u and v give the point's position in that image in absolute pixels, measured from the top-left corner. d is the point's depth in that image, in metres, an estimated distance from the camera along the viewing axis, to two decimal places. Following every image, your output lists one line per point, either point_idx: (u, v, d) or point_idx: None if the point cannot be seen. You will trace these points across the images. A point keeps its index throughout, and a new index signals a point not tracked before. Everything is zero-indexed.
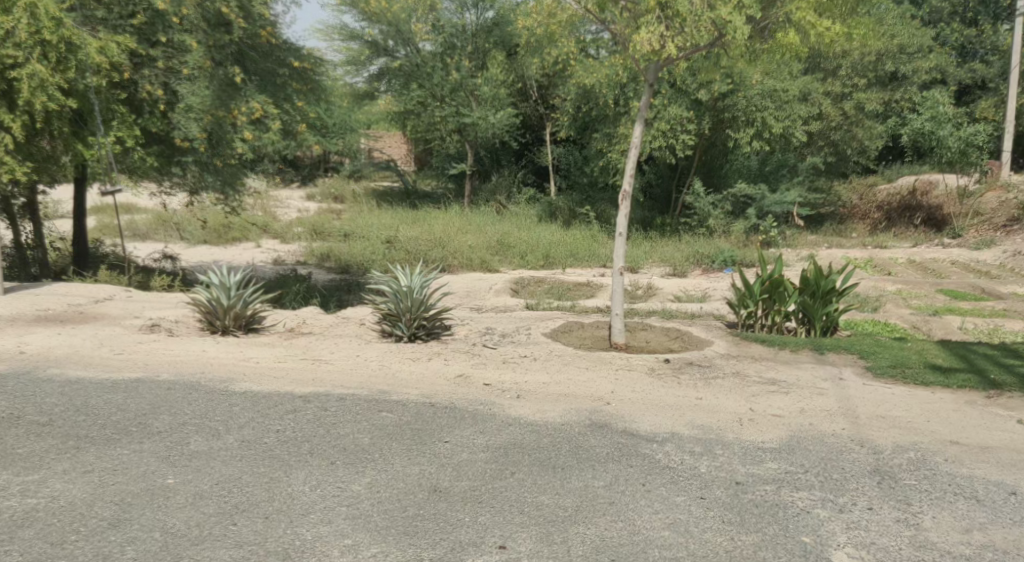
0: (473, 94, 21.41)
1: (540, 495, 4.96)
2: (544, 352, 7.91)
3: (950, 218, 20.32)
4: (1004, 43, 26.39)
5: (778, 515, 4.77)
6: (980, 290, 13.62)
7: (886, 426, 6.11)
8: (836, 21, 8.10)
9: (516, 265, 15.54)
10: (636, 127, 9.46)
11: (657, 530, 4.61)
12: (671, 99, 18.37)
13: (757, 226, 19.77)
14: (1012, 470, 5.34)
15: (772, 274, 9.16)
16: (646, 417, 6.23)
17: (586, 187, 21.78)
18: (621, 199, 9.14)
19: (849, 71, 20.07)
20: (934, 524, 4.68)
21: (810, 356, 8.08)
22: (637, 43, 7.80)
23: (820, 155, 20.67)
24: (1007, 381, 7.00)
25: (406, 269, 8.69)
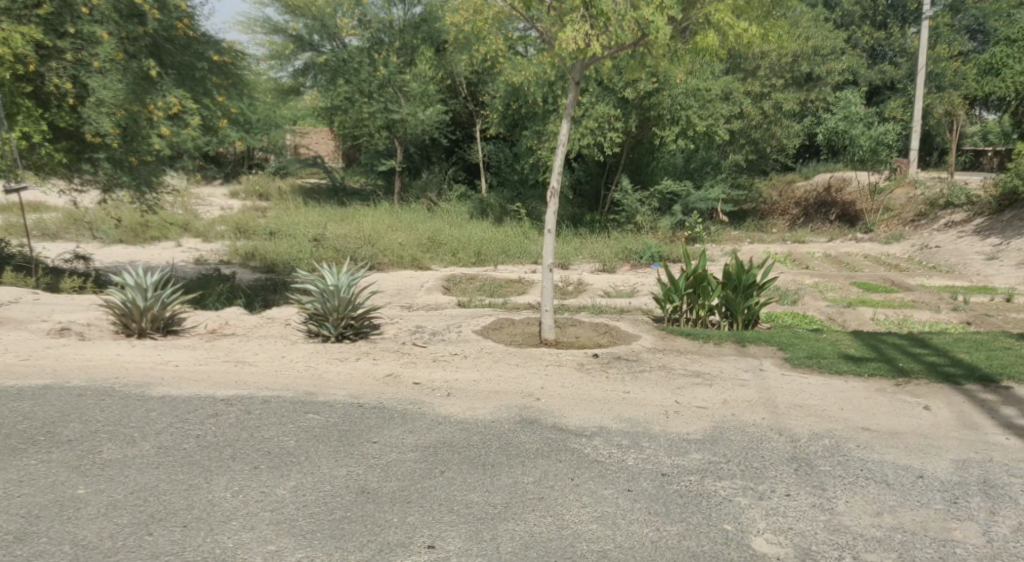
0: (402, 90, 21.18)
1: (469, 493, 4.96)
2: (474, 349, 7.91)
3: (863, 214, 21.09)
4: (911, 46, 27.68)
5: (702, 505, 4.88)
6: (890, 283, 14.19)
7: (803, 415, 6.33)
8: (753, 23, 8.34)
9: (446, 261, 15.47)
10: (564, 124, 9.52)
11: (585, 524, 4.66)
12: (598, 97, 18.59)
13: (683, 222, 20.22)
14: (919, 454, 5.58)
15: (696, 269, 9.35)
16: (575, 412, 6.29)
17: (517, 184, 21.89)
18: (550, 196, 9.20)
19: (767, 71, 20.63)
20: (847, 508, 4.86)
21: (733, 348, 8.30)
22: (563, 41, 7.85)
23: (742, 152, 21.37)
24: (914, 369, 7.33)
25: (332, 268, 8.55)
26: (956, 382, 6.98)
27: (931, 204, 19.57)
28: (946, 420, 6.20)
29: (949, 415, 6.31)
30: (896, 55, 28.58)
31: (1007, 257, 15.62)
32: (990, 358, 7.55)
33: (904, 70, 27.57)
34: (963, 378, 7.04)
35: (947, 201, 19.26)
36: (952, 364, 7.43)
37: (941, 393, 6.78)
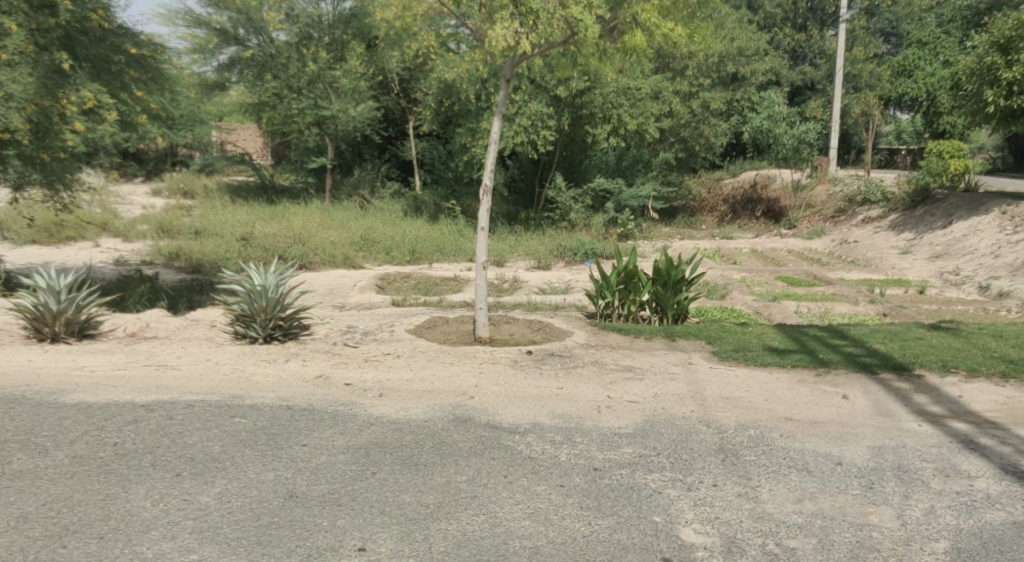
0: (332, 86, 20.78)
1: (402, 494, 4.91)
2: (408, 348, 7.85)
3: (787, 210, 21.73)
4: (830, 48, 28.71)
5: (633, 498, 4.95)
6: (813, 277, 14.65)
7: (729, 407, 6.48)
8: (678, 23, 8.50)
9: (379, 260, 15.31)
10: (495, 122, 9.48)
11: (518, 521, 4.67)
12: (531, 95, 18.65)
13: (616, 219, 20.49)
14: (839, 442, 5.77)
15: (627, 265, 9.47)
16: (508, 409, 6.30)
17: (451, 181, 21.77)
18: (483, 194, 9.14)
19: (695, 71, 20.85)
20: (770, 496, 5.00)
21: (664, 342, 8.45)
22: (493, 38, 7.83)
23: (671, 150, 21.63)
24: (833, 360, 7.59)
25: (259, 268, 8.36)
26: (872, 372, 7.25)
27: (850, 200, 20.29)
28: (863, 409, 6.44)
29: (866, 403, 6.55)
30: (815, 56, 29.54)
31: (921, 250, 16.27)
32: (903, 348, 7.87)
33: (823, 71, 28.52)
34: (879, 368, 7.32)
35: (864, 198, 19.97)
36: (869, 355, 7.71)
37: (859, 382, 7.02)
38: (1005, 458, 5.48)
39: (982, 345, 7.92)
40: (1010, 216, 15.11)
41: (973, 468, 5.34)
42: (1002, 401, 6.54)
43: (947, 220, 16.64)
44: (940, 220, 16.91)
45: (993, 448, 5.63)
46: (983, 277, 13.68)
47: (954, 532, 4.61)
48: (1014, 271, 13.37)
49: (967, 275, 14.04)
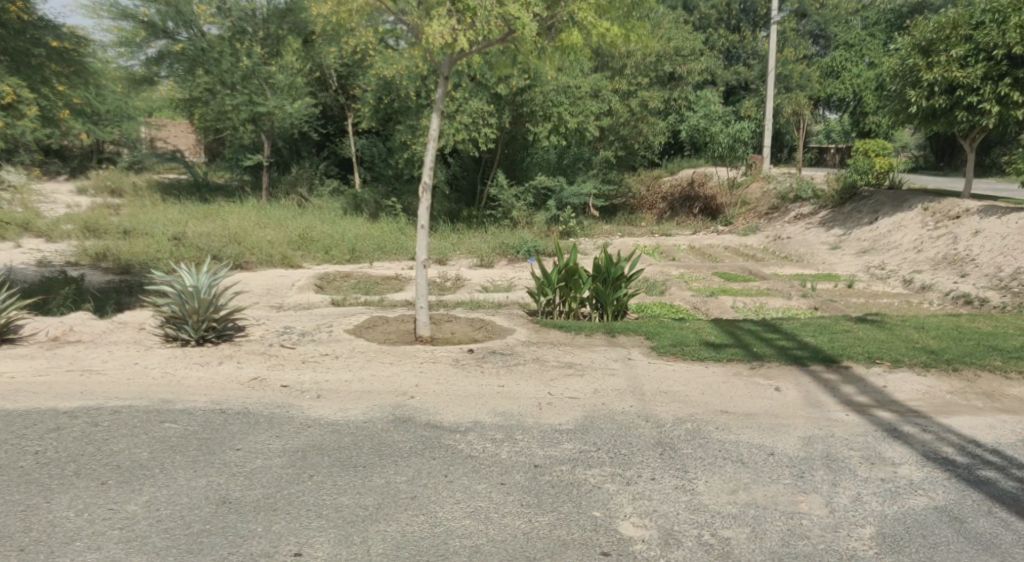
0: (267, 82, 20.36)
1: (339, 497, 4.85)
2: (346, 349, 7.74)
3: (723, 207, 22.07)
4: (762, 49, 29.50)
5: (572, 493, 4.98)
6: (748, 273, 14.97)
7: (667, 401, 6.58)
8: (614, 22, 8.59)
9: (318, 260, 15.08)
10: (433, 120, 9.37)
11: (458, 520, 4.65)
12: (471, 92, 18.47)
13: (557, 216, 20.63)
14: (771, 433, 5.91)
15: (567, 262, 9.53)
16: (449, 409, 6.27)
17: (391, 179, 21.58)
18: (422, 191, 9.06)
19: (633, 70, 21.18)
20: (706, 487, 5.09)
21: (603, 338, 8.53)
22: (430, 35, 7.79)
23: (611, 148, 21.79)
24: (767, 353, 7.77)
25: (191, 268, 8.15)
26: (803, 364, 7.44)
27: (783, 197, 20.98)
28: (794, 400, 6.61)
29: (797, 395, 6.72)
30: (748, 57, 30.26)
31: (849, 245, 16.78)
32: (832, 341, 8.10)
33: (756, 71, 29.22)
34: (809, 360, 7.52)
35: (796, 195, 20.65)
36: (800, 348, 7.91)
37: (791, 374, 7.21)
38: (926, 445, 5.69)
39: (905, 337, 8.20)
40: (931, 212, 15.64)
41: (897, 456, 5.53)
42: (924, 390, 6.79)
43: (873, 217, 17.22)
44: (867, 216, 17.48)
45: (915, 436, 5.84)
46: (906, 271, 14.19)
47: (879, 517, 4.77)
48: (936, 265, 13.91)
49: (892, 269, 14.53)
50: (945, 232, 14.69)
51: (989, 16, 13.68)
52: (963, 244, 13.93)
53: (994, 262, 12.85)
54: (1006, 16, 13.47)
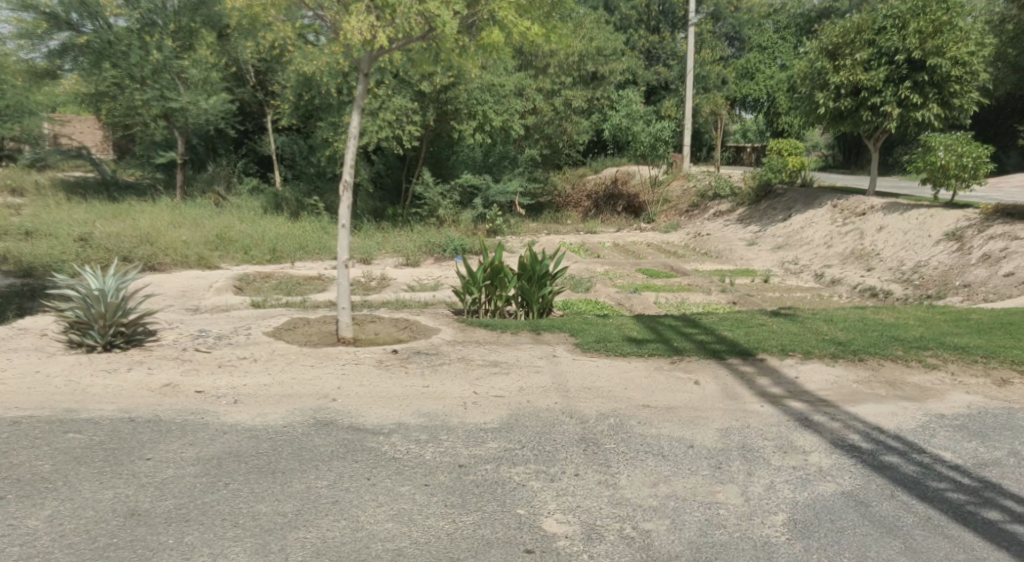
0: (180, 76, 19.66)
1: (257, 504, 4.73)
2: (265, 352, 7.54)
3: (646, 205, 22.72)
4: (681, 50, 30.12)
5: (497, 492, 4.98)
6: (670, 269, 15.28)
7: (591, 397, 6.65)
8: (534, 21, 8.60)
9: (237, 260, 14.69)
10: (353, 118, 9.17)
11: (380, 524, 4.60)
12: (394, 89, 18.21)
13: (484, 215, 20.68)
14: (690, 426, 6.04)
15: (492, 261, 9.52)
16: (372, 410, 6.20)
17: (312, 177, 21.19)
18: (343, 189, 8.87)
19: (556, 70, 21.35)
20: (628, 481, 5.17)
21: (529, 336, 8.56)
22: (347, 31, 7.66)
23: (536, 147, 21.92)
24: (687, 347, 7.94)
25: (96, 270, 7.82)
26: (721, 358, 7.63)
27: (702, 196, 21.52)
28: (713, 393, 6.77)
29: (715, 388, 6.89)
30: (668, 57, 30.84)
31: (764, 241, 17.30)
32: (748, 334, 8.33)
33: (675, 71, 29.83)
34: (726, 353, 7.72)
35: (714, 193, 21.21)
36: (717, 342, 8.11)
37: (709, 367, 7.38)
38: (834, 433, 5.91)
39: (816, 329, 8.49)
40: (840, 210, 16.23)
41: (807, 444, 5.73)
42: (833, 380, 7.05)
43: (787, 214, 17.80)
44: (781, 213, 18.07)
45: (825, 425, 6.06)
46: (817, 265, 14.71)
47: (791, 504, 4.92)
48: (844, 260, 14.48)
49: (805, 264, 15.03)
50: (853, 228, 15.27)
51: (889, 21, 14.28)
52: (869, 239, 14.55)
53: (897, 257, 13.47)
54: (905, 22, 14.10)
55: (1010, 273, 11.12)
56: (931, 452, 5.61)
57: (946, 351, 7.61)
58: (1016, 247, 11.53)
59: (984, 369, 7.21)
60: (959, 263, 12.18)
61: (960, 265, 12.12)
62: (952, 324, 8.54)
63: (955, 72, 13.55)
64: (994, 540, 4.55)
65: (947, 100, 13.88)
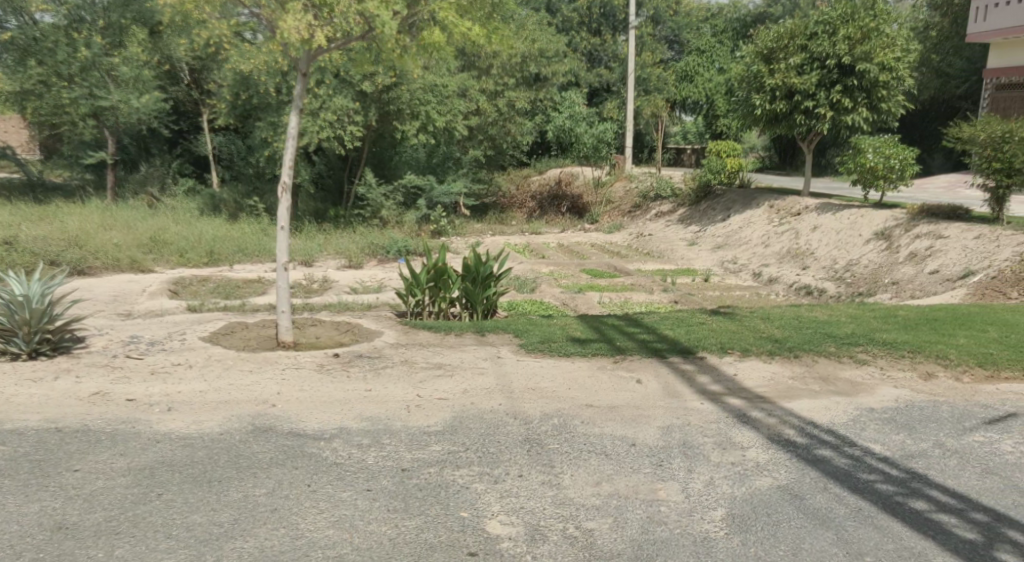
0: (110, 74, 19.06)
1: (191, 514, 4.62)
2: (202, 358, 7.36)
3: (589, 206, 22.91)
4: (622, 52, 30.52)
5: (440, 495, 4.95)
6: (613, 269, 15.41)
7: (535, 397, 6.66)
8: (475, 22, 8.58)
9: (172, 263, 14.32)
10: (291, 118, 8.96)
11: (321, 531, 4.53)
12: (335, 89, 17.98)
13: (427, 216, 20.61)
14: (633, 425, 6.09)
15: (436, 262, 9.47)
16: (312, 415, 6.10)
17: (251, 178, 20.80)
18: (281, 191, 8.68)
19: (499, 71, 21.35)
20: (571, 481, 5.20)
21: (473, 337, 8.54)
22: (284, 29, 7.52)
23: (480, 147, 21.87)
24: (629, 347, 8.02)
25: (20, 275, 7.55)
26: (662, 356, 7.73)
27: (644, 196, 21.78)
28: (655, 391, 6.85)
29: (657, 386, 6.97)
30: (609, 59, 31.16)
31: (705, 241, 17.59)
32: (688, 333, 8.45)
33: (617, 74, 30.20)
34: (668, 352, 7.82)
35: (655, 193, 21.51)
36: (659, 340, 8.21)
37: (651, 366, 7.47)
38: (770, 429, 6.03)
39: (753, 327, 8.67)
40: (776, 210, 16.61)
41: (745, 440, 5.83)
42: (770, 376, 7.20)
43: (726, 214, 18.14)
44: (720, 214, 18.42)
45: (762, 420, 6.18)
46: (755, 265, 15.01)
47: (729, 500, 5.01)
48: (781, 259, 14.81)
49: (743, 263, 15.32)
50: (789, 228, 15.64)
51: (820, 27, 14.64)
52: (804, 239, 14.91)
53: (830, 256, 13.83)
54: (835, 28, 14.49)
55: (935, 270, 11.54)
56: (862, 445, 5.77)
57: (875, 346, 7.84)
58: (940, 245, 11.99)
59: (910, 364, 7.45)
60: (888, 262, 12.59)
61: (889, 264, 12.52)
62: (881, 321, 8.81)
63: (883, 77, 14.01)
64: (922, 528, 4.69)
65: (875, 105, 14.35)
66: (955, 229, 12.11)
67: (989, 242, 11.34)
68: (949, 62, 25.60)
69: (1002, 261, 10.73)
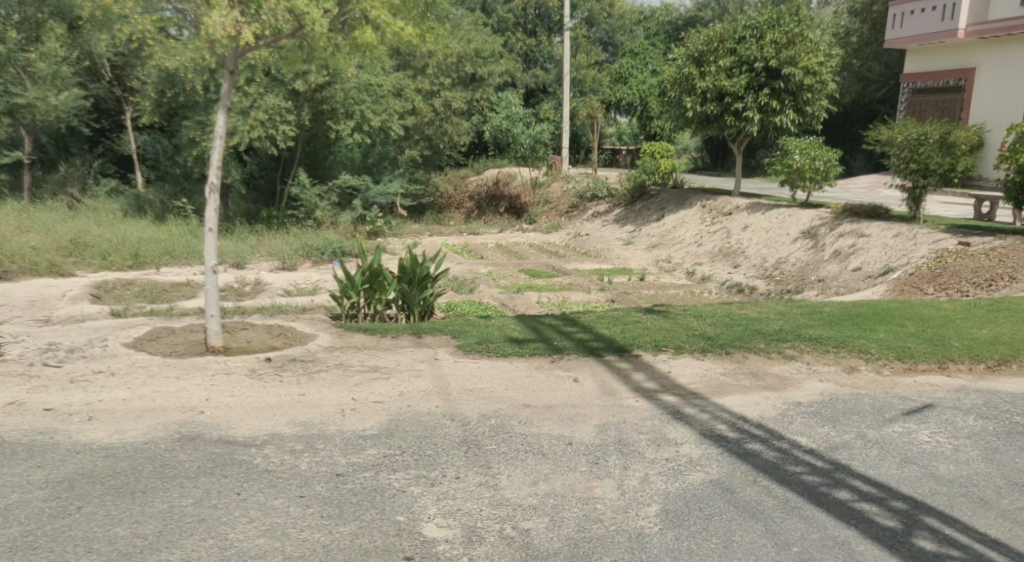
0: (26, 70, 18.34)
1: (113, 527, 4.46)
2: (125, 365, 7.12)
3: (527, 206, 23.02)
4: (558, 53, 30.79)
5: (375, 500, 4.89)
6: (551, 269, 15.49)
7: (472, 398, 6.64)
8: (408, 22, 8.50)
9: (95, 266, 13.83)
10: (218, 117, 8.72)
11: (251, 540, 4.42)
12: (267, 88, 17.68)
13: (363, 216, 20.42)
14: (569, 424, 6.12)
15: (371, 264, 9.36)
16: (243, 422, 5.95)
17: (179, 178, 20.22)
18: (209, 192, 8.45)
19: (435, 70, 21.28)
20: (508, 481, 5.19)
21: (410, 339, 8.47)
22: (208, 25, 7.34)
23: (417, 147, 21.75)
24: (566, 346, 8.06)
25: None
26: (599, 354, 7.80)
27: (580, 196, 21.96)
28: (591, 390, 6.90)
29: (593, 385, 7.02)
30: (545, 60, 31.38)
31: (640, 241, 17.82)
32: (624, 331, 8.55)
33: (553, 75, 30.47)
34: (604, 350, 7.89)
35: (592, 193, 21.71)
36: (595, 339, 8.27)
37: (588, 365, 7.53)
38: (704, 425, 6.13)
39: (686, 325, 8.82)
40: (708, 210, 16.94)
41: (679, 436, 5.92)
42: (703, 373, 7.33)
43: (660, 214, 18.43)
44: (654, 213, 18.71)
45: (695, 416, 6.29)
46: (689, 264, 15.27)
47: (663, 495, 5.07)
48: (713, 258, 15.12)
49: (677, 262, 15.58)
50: (720, 227, 15.98)
51: (748, 32, 15.03)
52: (735, 238, 15.24)
53: (760, 254, 14.18)
54: (762, 33, 14.91)
55: (858, 268, 11.98)
56: (790, 438, 5.92)
57: (802, 342, 8.05)
58: (863, 243, 12.42)
59: (835, 358, 7.68)
60: (814, 259, 12.98)
61: (815, 261, 12.91)
62: (807, 316, 9.08)
63: (807, 81, 14.49)
64: (845, 518, 4.83)
65: (801, 108, 14.82)
66: (877, 227, 12.55)
67: (908, 241, 11.78)
68: (869, 67, 26.55)
69: (919, 259, 11.18)
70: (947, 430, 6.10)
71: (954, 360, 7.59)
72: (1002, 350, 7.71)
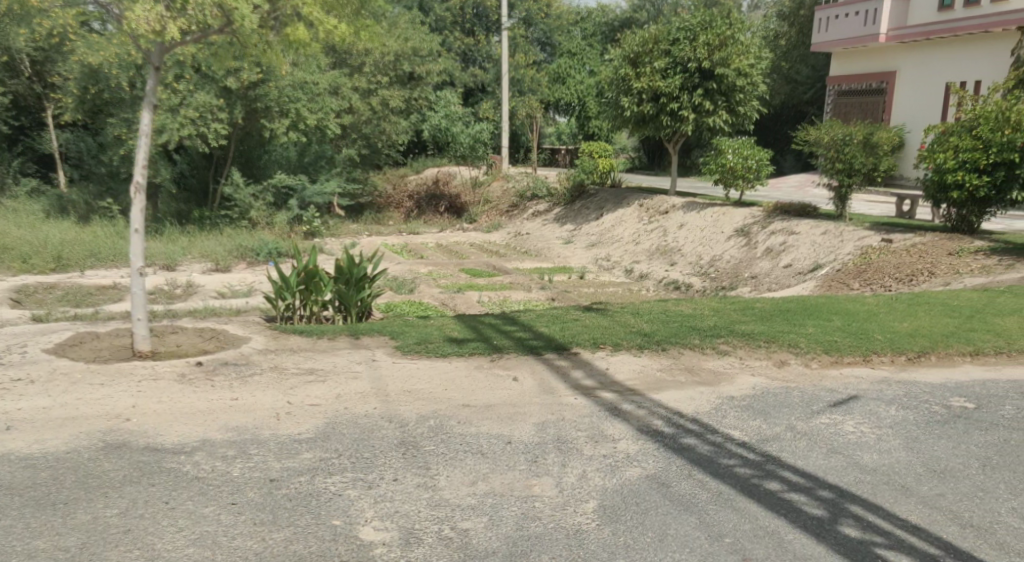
0: None
1: (32, 540, 4.30)
2: (46, 372, 6.85)
3: (466, 205, 23.01)
4: (495, 53, 30.89)
5: (311, 504, 4.81)
6: (491, 269, 15.45)
7: (411, 399, 6.58)
8: (342, 20, 8.39)
9: (16, 269, 13.29)
10: (144, 115, 8.45)
11: (180, 549, 4.31)
12: (197, 85, 17.22)
13: (300, 216, 20.11)
14: (508, 423, 6.11)
15: (307, 265, 9.22)
16: (172, 428, 5.79)
17: (105, 177, 19.57)
18: (136, 191, 8.18)
19: (372, 69, 21.15)
20: (446, 482, 5.16)
21: (347, 341, 8.35)
22: (132, 20, 7.12)
23: (354, 147, 21.71)
24: (505, 345, 8.07)
25: None
26: (538, 353, 7.83)
27: (520, 196, 22.03)
28: (530, 388, 6.92)
29: (533, 383, 7.03)
30: (483, 60, 31.41)
31: (579, 240, 17.95)
32: (562, 330, 8.60)
33: (491, 74, 30.54)
34: (543, 349, 7.92)
35: (532, 193, 21.79)
36: (534, 338, 8.29)
37: (527, 363, 7.54)
38: (640, 421, 6.20)
39: (623, 322, 8.92)
40: (645, 209, 17.17)
41: (616, 432, 5.98)
42: (639, 369, 7.43)
43: (599, 213, 18.60)
44: (593, 213, 18.86)
45: (632, 413, 6.36)
46: (627, 262, 15.46)
47: (600, 492, 5.11)
48: (650, 256, 15.35)
49: (615, 260, 15.75)
50: (657, 226, 16.23)
51: (682, 34, 15.29)
52: (671, 237, 15.50)
53: (695, 252, 14.47)
54: (696, 35, 15.18)
55: (788, 265, 12.30)
56: (723, 432, 6.04)
57: (735, 338, 8.22)
58: (794, 241, 12.75)
59: (766, 353, 7.85)
60: (747, 257, 13.27)
61: (748, 259, 13.21)
62: (740, 312, 9.27)
63: (739, 82, 14.86)
64: (775, 508, 4.94)
65: (734, 108, 15.18)
66: (805, 225, 12.89)
67: (835, 238, 12.12)
68: (798, 69, 27.29)
69: (846, 256, 11.55)
70: (870, 420, 6.30)
71: (878, 352, 7.84)
72: (921, 343, 7.99)
